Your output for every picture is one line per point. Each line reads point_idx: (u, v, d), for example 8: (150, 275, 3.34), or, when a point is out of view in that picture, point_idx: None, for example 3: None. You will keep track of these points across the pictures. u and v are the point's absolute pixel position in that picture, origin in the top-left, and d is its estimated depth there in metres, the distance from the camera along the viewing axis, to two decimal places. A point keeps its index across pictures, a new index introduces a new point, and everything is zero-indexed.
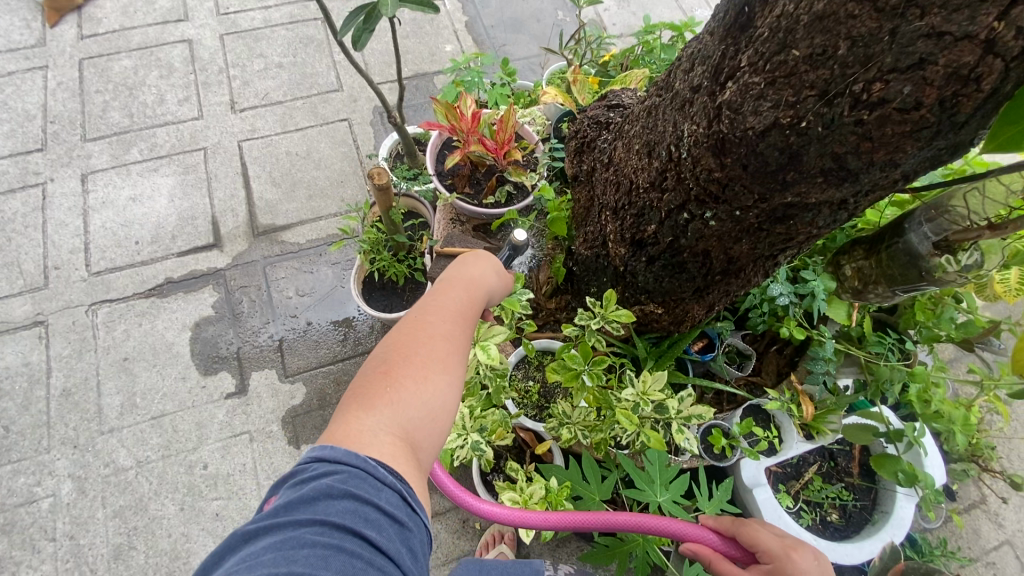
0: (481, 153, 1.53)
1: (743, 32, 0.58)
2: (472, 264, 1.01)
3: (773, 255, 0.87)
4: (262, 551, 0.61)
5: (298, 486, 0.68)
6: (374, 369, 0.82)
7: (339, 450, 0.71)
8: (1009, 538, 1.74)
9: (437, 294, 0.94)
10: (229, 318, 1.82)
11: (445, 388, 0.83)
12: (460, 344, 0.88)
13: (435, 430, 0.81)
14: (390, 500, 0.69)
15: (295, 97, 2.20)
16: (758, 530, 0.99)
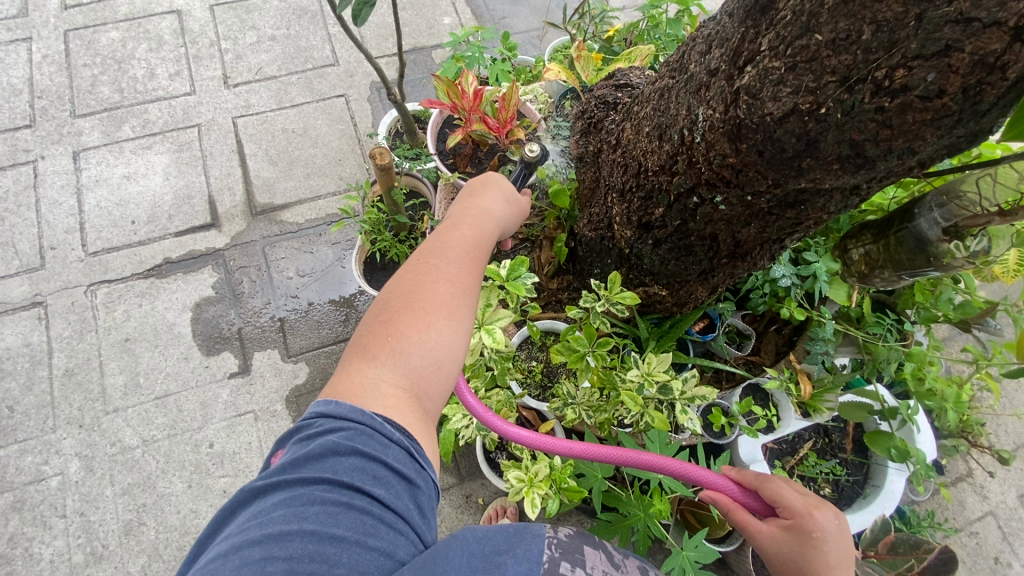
0: (482, 132, 1.50)
1: (764, 14, 0.57)
2: (475, 214, 1.01)
3: (780, 239, 0.88)
4: (273, 508, 0.63)
5: (304, 443, 0.70)
6: (376, 322, 0.83)
7: (344, 406, 0.72)
8: (992, 509, 1.81)
9: (439, 245, 0.93)
10: (229, 298, 1.81)
11: (448, 339, 0.84)
12: (464, 295, 0.88)
13: (439, 382, 0.82)
14: (397, 457, 0.70)
15: (290, 72, 2.15)
16: (780, 487, 0.99)
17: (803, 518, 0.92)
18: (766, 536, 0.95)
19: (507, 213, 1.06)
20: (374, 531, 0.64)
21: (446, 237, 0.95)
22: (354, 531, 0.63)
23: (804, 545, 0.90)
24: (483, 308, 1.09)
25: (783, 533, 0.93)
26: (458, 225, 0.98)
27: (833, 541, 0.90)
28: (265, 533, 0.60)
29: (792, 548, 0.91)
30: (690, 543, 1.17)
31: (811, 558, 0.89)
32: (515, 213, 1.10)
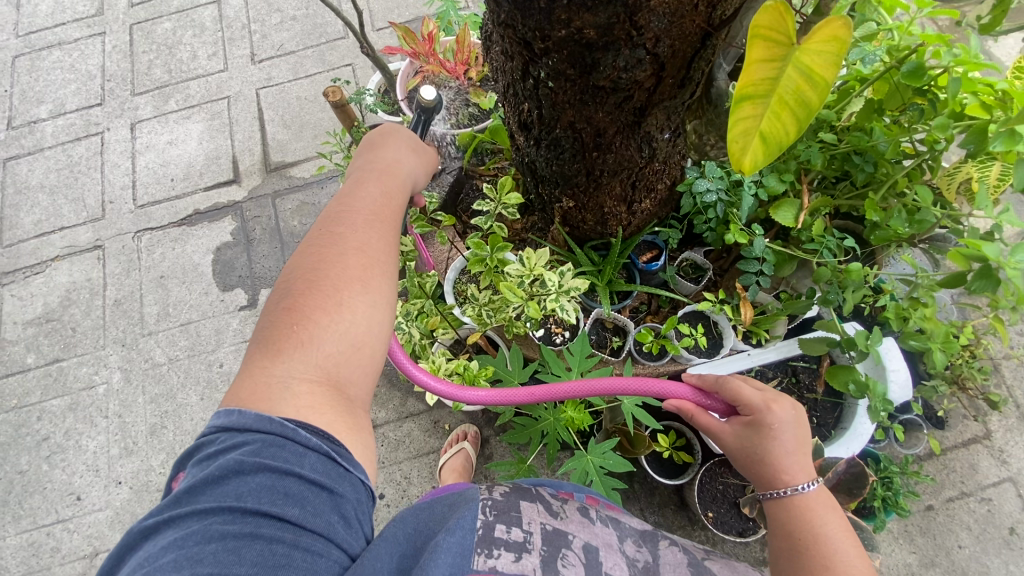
0: (443, 74, 1.62)
1: None
2: (382, 176, 0.93)
3: (638, 124, 0.90)
4: (164, 554, 0.58)
5: (204, 466, 0.66)
6: (280, 310, 0.77)
7: (247, 416, 0.68)
8: (1012, 476, 1.62)
9: (343, 212, 0.86)
10: (243, 243, 2.07)
11: (368, 313, 0.79)
12: (378, 264, 0.83)
13: (362, 364, 0.78)
14: (313, 467, 0.67)
15: (306, 47, 2.38)
16: (738, 385, 0.91)
17: (763, 417, 0.85)
18: (728, 435, 0.90)
19: (418, 170, 1.00)
20: (286, 561, 0.60)
21: (350, 203, 0.87)
22: (261, 564, 0.59)
23: (761, 440, 0.85)
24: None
25: (743, 431, 0.87)
26: (361, 184, 0.90)
27: (789, 432, 0.84)
28: None
29: (750, 442, 0.86)
30: (597, 449, 1.22)
31: (766, 449, 0.84)
32: (427, 161, 1.04)
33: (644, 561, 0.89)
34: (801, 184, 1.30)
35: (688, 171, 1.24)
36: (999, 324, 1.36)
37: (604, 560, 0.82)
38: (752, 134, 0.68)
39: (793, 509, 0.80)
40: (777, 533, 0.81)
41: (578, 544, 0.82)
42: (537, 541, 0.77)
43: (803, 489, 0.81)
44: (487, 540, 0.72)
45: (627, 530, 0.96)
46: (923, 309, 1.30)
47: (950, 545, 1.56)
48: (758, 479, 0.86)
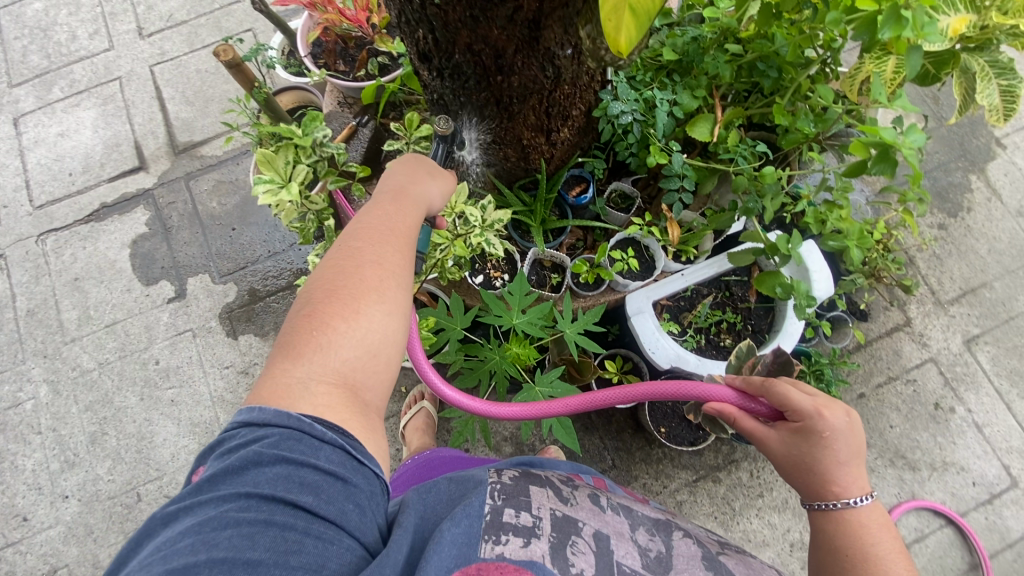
0: (345, 24, 1.54)
1: None
2: (401, 188, 0.86)
3: (536, 42, 0.88)
4: (181, 537, 0.55)
5: (224, 456, 0.62)
6: (298, 314, 0.71)
7: (267, 411, 0.64)
8: (933, 356, 1.76)
9: (364, 221, 0.79)
10: (162, 233, 1.94)
11: (384, 321, 0.73)
12: (399, 274, 0.76)
13: (379, 370, 0.72)
14: (329, 459, 0.63)
15: (198, 15, 2.20)
16: (785, 388, 0.86)
17: (815, 424, 0.81)
18: (774, 441, 0.87)
19: (439, 190, 0.93)
20: (299, 547, 0.57)
21: (373, 213, 0.80)
22: (274, 550, 0.56)
23: (811, 447, 0.81)
24: (286, 168, 1.12)
25: (792, 437, 0.84)
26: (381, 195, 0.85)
27: (843, 441, 0.80)
28: (167, 566, 0.52)
29: (799, 450, 0.83)
30: (544, 380, 1.27)
31: (818, 458, 0.81)
32: (447, 180, 0.97)
33: (658, 550, 0.81)
34: (714, 100, 1.32)
35: (601, 95, 1.22)
36: (908, 215, 1.45)
37: (615, 548, 0.77)
38: (621, 9, 0.52)
39: (843, 524, 0.78)
40: (820, 544, 0.80)
41: (588, 532, 0.78)
42: (548, 527, 0.76)
43: (857, 503, 0.78)
44: (496, 525, 0.73)
45: (640, 517, 0.88)
46: (838, 209, 1.36)
47: (883, 426, 1.70)
48: (805, 488, 0.83)
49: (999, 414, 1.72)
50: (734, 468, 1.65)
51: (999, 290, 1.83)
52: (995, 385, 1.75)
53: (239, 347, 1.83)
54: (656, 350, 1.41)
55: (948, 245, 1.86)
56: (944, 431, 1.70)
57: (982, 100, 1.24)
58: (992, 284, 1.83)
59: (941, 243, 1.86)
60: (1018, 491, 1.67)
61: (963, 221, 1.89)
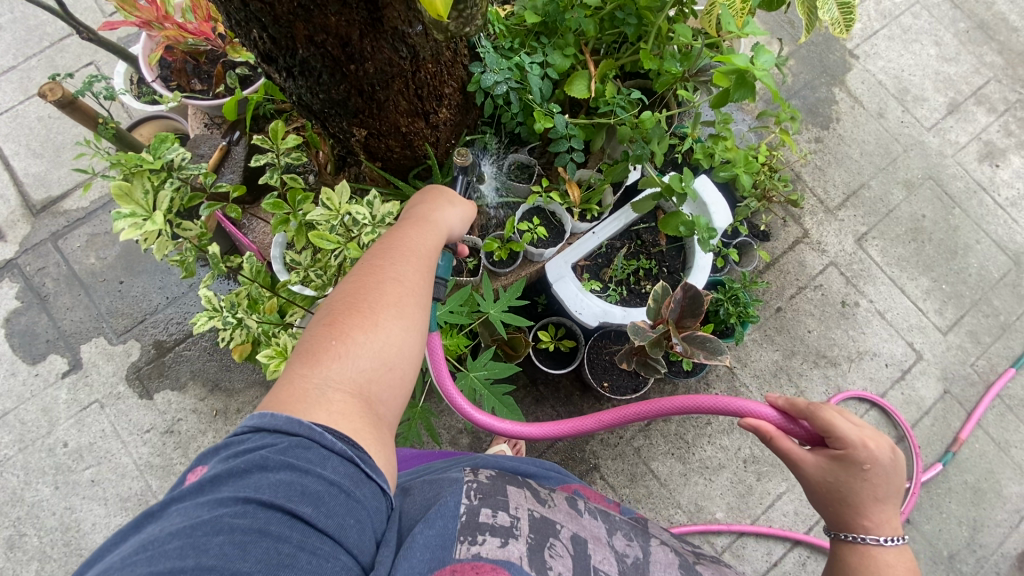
0: (189, 40, 1.43)
1: None
2: (424, 212, 0.85)
3: (379, 23, 0.84)
4: (168, 539, 0.46)
5: (226, 457, 0.54)
6: (319, 323, 0.68)
7: (280, 416, 0.57)
8: (832, 260, 1.91)
9: (389, 242, 0.78)
10: (37, 304, 1.74)
11: (402, 335, 0.69)
12: (420, 292, 0.74)
13: (394, 384, 0.67)
14: (336, 470, 0.56)
15: (27, 56, 1.96)
16: (831, 415, 0.83)
17: (857, 454, 0.79)
18: (809, 464, 0.85)
19: (462, 216, 0.90)
20: (291, 563, 0.49)
21: (399, 234, 0.79)
22: (267, 564, 0.48)
23: (850, 477, 0.80)
24: (147, 197, 1.03)
25: (830, 464, 0.82)
26: (406, 222, 0.83)
27: (883, 474, 0.79)
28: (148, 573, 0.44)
29: (835, 477, 0.82)
30: (477, 365, 1.26)
31: (854, 489, 0.80)
32: (469, 208, 0.93)
33: (635, 556, 0.79)
34: (584, 56, 1.33)
35: (472, 68, 1.18)
36: (787, 135, 1.54)
37: (593, 553, 0.74)
38: None
39: (859, 554, 0.78)
40: (833, 568, 0.82)
41: (567, 535, 0.74)
42: (525, 527, 0.71)
43: (886, 543, 0.78)
44: (471, 526, 0.66)
45: (618, 521, 0.86)
46: (722, 143, 1.42)
47: (802, 333, 1.83)
48: (830, 516, 0.83)
49: (896, 298, 1.90)
50: None
51: (877, 187, 2.00)
52: (888, 273, 1.92)
53: (157, 406, 1.69)
54: (582, 310, 1.44)
55: (826, 155, 2.01)
56: (854, 324, 1.86)
57: (823, 16, 1.33)
58: (869, 183, 2.00)
59: (819, 154, 2.01)
60: (924, 362, 1.85)
61: (834, 131, 2.04)
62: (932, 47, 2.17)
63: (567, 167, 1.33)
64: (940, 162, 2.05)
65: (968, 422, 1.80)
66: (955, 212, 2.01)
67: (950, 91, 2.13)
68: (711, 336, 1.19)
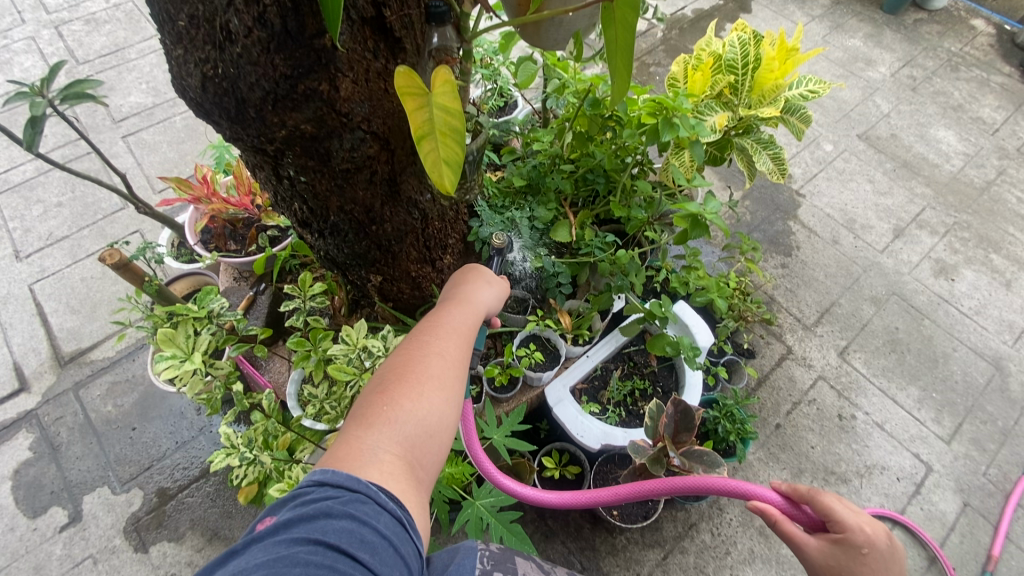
0: (231, 211, 1.70)
1: (161, 23, 0.74)
2: (465, 293, 0.97)
3: (397, 194, 1.05)
4: (255, 569, 0.55)
5: (297, 505, 0.62)
6: (373, 391, 0.78)
7: (341, 472, 0.65)
8: (820, 374, 1.99)
9: (434, 319, 0.90)
10: (48, 454, 1.77)
11: (442, 405, 0.78)
12: (459, 367, 0.84)
13: (434, 450, 0.76)
14: (388, 525, 0.63)
15: (81, 227, 2.24)
16: (830, 499, 0.88)
17: (857, 538, 0.83)
18: (811, 549, 0.87)
19: (498, 295, 1.02)
20: None
21: (442, 313, 0.91)
22: None
23: (851, 563, 0.83)
24: (188, 341, 1.16)
25: (832, 548, 0.85)
26: (449, 302, 0.95)
27: (880, 560, 0.82)
28: None
29: (837, 563, 0.84)
30: (484, 493, 1.28)
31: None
32: (501, 287, 1.05)
33: None
34: (565, 209, 1.56)
35: (471, 223, 1.40)
36: (753, 262, 1.73)
37: None
38: (439, 163, 0.68)
39: None
40: None
41: None
42: None
43: None
44: None
45: None
46: (694, 273, 1.59)
47: (806, 449, 1.84)
48: None
49: (891, 409, 1.94)
50: (696, 532, 1.67)
51: (847, 304, 2.16)
52: (877, 384, 1.99)
53: (151, 561, 1.62)
54: (584, 433, 1.49)
55: (794, 279, 2.21)
56: (855, 437, 1.88)
57: (761, 166, 1.60)
58: (839, 301, 2.17)
59: (788, 278, 2.21)
60: (935, 474, 1.83)
61: (798, 257, 2.27)
62: (867, 185, 2.52)
63: (558, 298, 1.49)
64: (899, 279, 2.25)
65: (997, 538, 1.72)
66: (925, 322, 2.15)
67: (892, 219, 2.41)
68: (708, 451, 1.24)
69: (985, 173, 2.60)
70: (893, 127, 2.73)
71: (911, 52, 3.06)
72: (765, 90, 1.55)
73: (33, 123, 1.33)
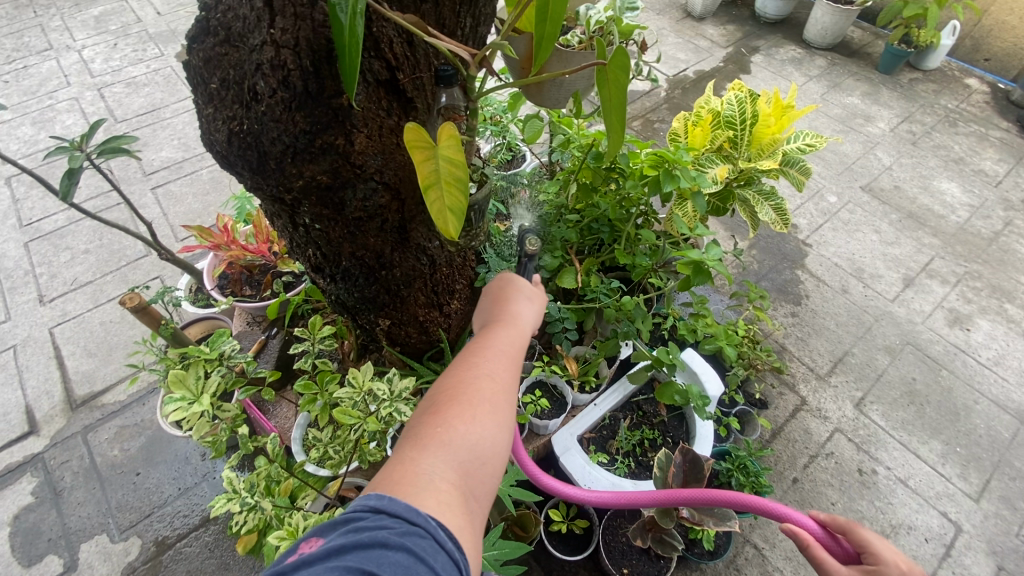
0: (249, 257, 1.76)
1: (196, 87, 0.82)
2: (508, 316, 0.98)
3: (406, 240, 1.10)
4: None
5: (352, 530, 0.62)
6: (425, 415, 0.79)
7: (399, 501, 0.64)
8: (837, 426, 1.94)
9: (482, 342, 0.91)
10: (51, 498, 1.76)
11: (494, 431, 0.79)
12: (507, 391, 0.84)
13: (486, 476, 0.76)
14: (442, 564, 0.61)
15: (105, 273, 2.32)
16: (867, 532, 0.88)
17: (890, 570, 0.80)
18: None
19: (538, 316, 1.03)
20: None
21: (489, 336, 0.92)
22: None
23: None
24: (198, 383, 1.17)
25: None
26: (494, 324, 0.96)
27: None
28: None
29: None
30: (488, 546, 1.23)
31: None
32: (540, 307, 1.06)
33: None
34: (571, 256, 1.59)
35: (479, 270, 1.44)
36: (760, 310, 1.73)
37: None
38: (444, 211, 0.72)
39: None
40: None
41: None
42: None
43: None
44: None
45: None
46: (701, 320, 1.59)
47: (826, 506, 1.76)
48: None
49: (913, 464, 1.86)
50: None
51: (860, 354, 2.13)
52: (897, 438, 1.92)
53: None
54: (592, 485, 1.44)
55: (805, 327, 2.19)
56: (878, 494, 1.80)
57: (763, 217, 1.63)
58: (852, 351, 2.13)
59: (799, 327, 2.20)
60: (966, 535, 1.73)
61: (807, 306, 2.26)
62: (874, 235, 2.54)
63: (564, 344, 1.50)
64: (912, 329, 2.22)
65: None
66: (943, 373, 2.10)
67: (902, 268, 2.41)
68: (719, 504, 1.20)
69: (993, 223, 2.62)
70: (896, 179, 2.78)
71: (909, 108, 3.16)
72: (763, 144, 1.60)
73: (70, 173, 1.42)
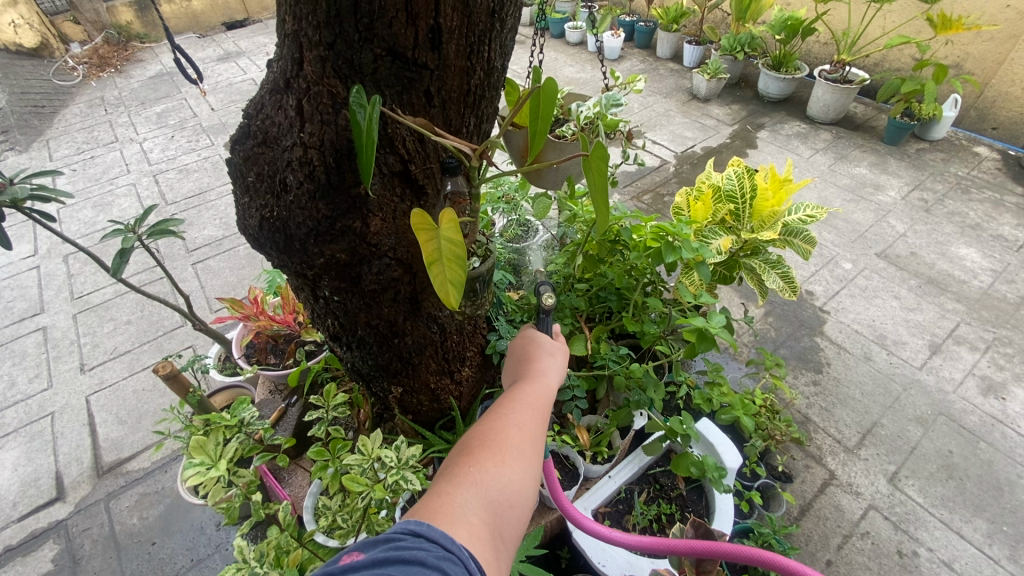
0: (275, 327, 1.87)
1: (238, 181, 0.96)
2: (536, 368, 1.03)
3: (418, 310, 1.16)
4: None
5: (391, 546, 0.64)
6: (459, 455, 0.83)
7: (436, 528, 0.67)
8: (870, 502, 1.83)
9: (512, 392, 0.95)
10: (68, 567, 1.77)
11: (524, 477, 0.81)
12: (536, 439, 0.87)
13: (514, 520, 0.78)
14: None
15: (143, 343, 2.46)
16: None
17: None
18: None
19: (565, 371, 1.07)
20: None
21: (519, 386, 0.96)
22: None
23: None
24: (217, 449, 1.23)
25: None
26: (524, 375, 1.01)
27: None
28: None
29: None
30: None
31: None
32: (564, 361, 1.10)
33: None
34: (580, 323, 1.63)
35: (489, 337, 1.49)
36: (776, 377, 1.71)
37: None
38: (446, 284, 0.78)
39: None
40: None
41: None
42: None
43: None
44: None
45: None
46: (715, 387, 1.58)
47: None
48: None
49: (959, 546, 1.73)
50: None
51: (889, 424, 2.04)
52: (938, 516, 1.80)
53: None
54: (605, 562, 1.39)
55: (828, 396, 2.14)
56: None
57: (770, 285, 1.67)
58: (881, 421, 2.05)
59: (822, 396, 2.14)
60: None
61: (829, 374, 2.21)
62: (894, 301, 2.51)
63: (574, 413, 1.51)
64: (944, 398, 2.13)
65: None
66: (982, 446, 1.98)
67: (926, 335, 2.36)
68: None
69: (1019, 288, 2.56)
70: (912, 245, 2.78)
71: (919, 177, 3.22)
72: (764, 216, 1.66)
73: (122, 254, 1.57)
